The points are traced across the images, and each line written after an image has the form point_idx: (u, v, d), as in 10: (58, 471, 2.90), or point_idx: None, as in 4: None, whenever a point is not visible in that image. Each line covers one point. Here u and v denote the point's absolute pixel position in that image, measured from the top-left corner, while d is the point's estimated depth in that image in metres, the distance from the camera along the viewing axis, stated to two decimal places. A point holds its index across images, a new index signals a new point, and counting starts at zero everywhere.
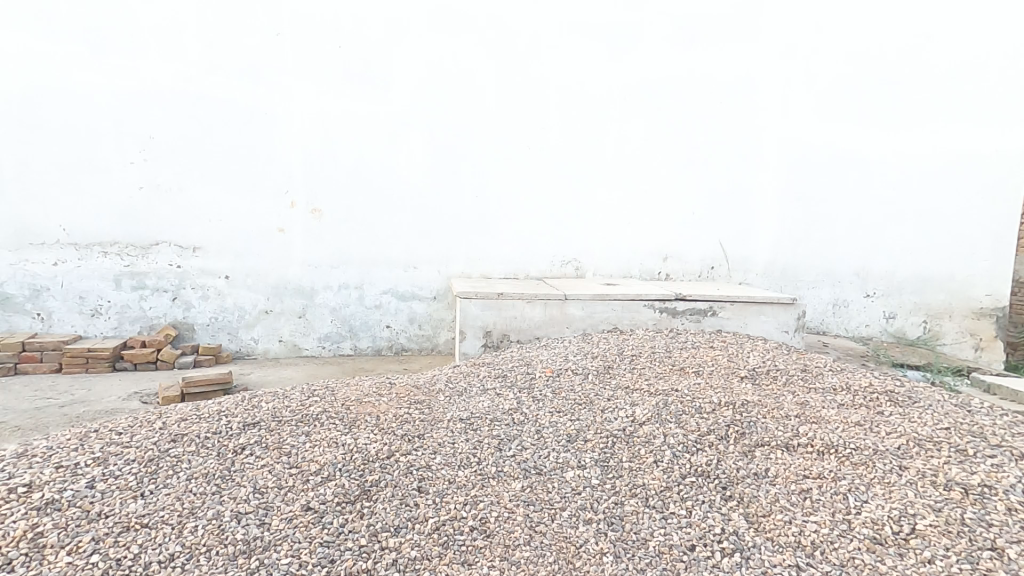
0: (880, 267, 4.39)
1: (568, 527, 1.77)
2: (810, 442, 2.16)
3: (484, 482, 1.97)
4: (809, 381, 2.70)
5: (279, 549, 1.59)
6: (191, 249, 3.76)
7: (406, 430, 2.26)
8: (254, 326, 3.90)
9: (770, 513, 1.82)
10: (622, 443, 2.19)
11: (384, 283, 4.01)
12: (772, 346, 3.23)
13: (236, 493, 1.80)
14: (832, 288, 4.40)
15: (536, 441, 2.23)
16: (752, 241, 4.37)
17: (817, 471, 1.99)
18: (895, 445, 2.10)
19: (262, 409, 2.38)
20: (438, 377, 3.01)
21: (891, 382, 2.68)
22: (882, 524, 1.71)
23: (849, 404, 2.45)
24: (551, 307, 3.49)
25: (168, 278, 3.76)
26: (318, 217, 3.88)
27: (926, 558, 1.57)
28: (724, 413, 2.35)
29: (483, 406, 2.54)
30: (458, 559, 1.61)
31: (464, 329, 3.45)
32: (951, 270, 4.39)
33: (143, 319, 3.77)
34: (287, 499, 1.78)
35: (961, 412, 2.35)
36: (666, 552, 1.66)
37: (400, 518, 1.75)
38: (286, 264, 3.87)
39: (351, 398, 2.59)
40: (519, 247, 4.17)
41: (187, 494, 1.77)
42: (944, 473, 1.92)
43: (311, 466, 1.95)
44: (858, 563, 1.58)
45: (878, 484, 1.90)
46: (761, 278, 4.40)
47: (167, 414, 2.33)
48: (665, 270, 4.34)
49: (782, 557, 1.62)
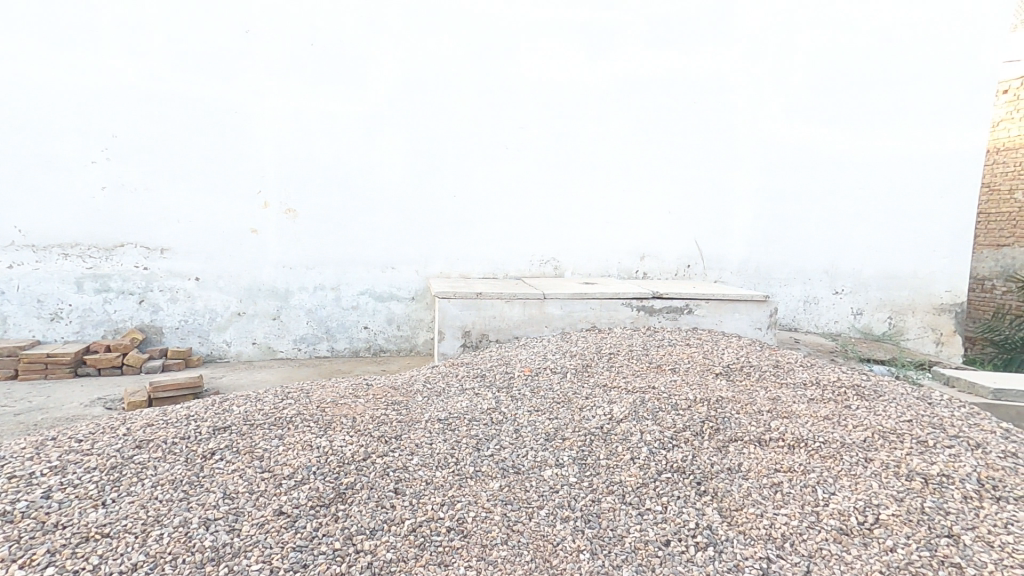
0: (850, 264, 4.50)
1: (545, 525, 1.78)
2: (781, 436, 2.20)
3: (462, 482, 1.97)
4: (780, 376, 2.75)
5: (249, 555, 1.56)
6: (158, 251, 3.66)
7: (383, 431, 2.25)
8: (226, 329, 3.82)
9: (742, 507, 1.85)
10: (601, 441, 2.21)
11: (361, 284, 3.96)
12: (745, 342, 3.29)
13: (204, 499, 1.76)
14: (803, 285, 4.50)
15: (514, 440, 2.24)
16: (727, 240, 4.44)
17: (788, 464, 2.04)
18: (861, 437, 2.16)
19: (233, 412, 2.33)
20: (416, 378, 2.99)
21: (858, 376, 2.76)
22: (848, 515, 1.76)
23: (818, 398, 2.51)
24: (530, 306, 3.50)
25: (133, 280, 3.66)
26: (293, 218, 3.82)
27: (888, 547, 1.62)
28: (700, 410, 2.38)
29: (461, 406, 2.54)
30: (436, 560, 1.61)
31: (442, 329, 3.43)
32: (915, 267, 4.53)
33: (106, 323, 3.66)
34: (258, 504, 1.76)
35: (922, 405, 2.42)
36: (642, 548, 1.68)
37: (375, 520, 1.74)
38: (260, 266, 3.80)
39: (326, 400, 2.55)
40: (498, 247, 4.17)
41: (152, 502, 1.73)
42: (906, 463, 1.98)
43: (285, 470, 1.93)
44: (825, 554, 1.63)
45: (845, 476, 1.95)
46: (736, 276, 4.48)
47: (131, 419, 2.26)
48: (642, 269, 4.38)
49: (753, 550, 1.66)
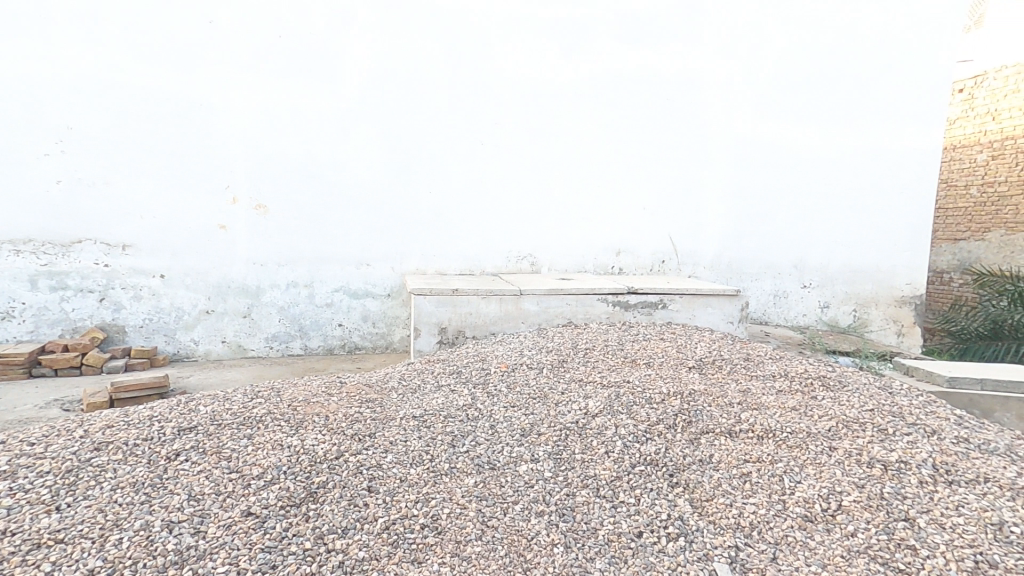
0: (819, 259, 4.62)
1: (520, 520, 1.78)
2: (751, 427, 2.25)
3: (437, 479, 1.96)
4: (751, 369, 2.81)
5: (215, 557, 1.52)
6: (119, 248, 3.56)
7: (356, 429, 2.22)
8: (194, 327, 3.73)
9: (713, 497, 1.88)
10: (576, 435, 2.23)
11: (336, 281, 3.91)
12: (718, 336, 3.35)
13: (168, 502, 1.71)
14: (773, 280, 4.59)
15: (489, 436, 2.24)
16: (700, 236, 4.51)
17: (756, 454, 2.08)
18: (826, 427, 2.21)
19: (200, 412, 2.28)
20: (392, 375, 2.96)
21: (824, 368, 2.83)
22: (813, 503, 1.80)
23: (786, 390, 2.57)
24: (506, 302, 3.50)
25: (93, 278, 3.55)
26: (263, 214, 3.74)
27: (850, 532, 1.67)
28: (673, 403, 2.42)
29: (436, 403, 2.52)
30: (409, 557, 1.60)
31: (417, 326, 3.41)
32: (877, 261, 4.67)
33: (64, 322, 3.54)
34: (225, 505, 1.72)
35: (883, 394, 2.50)
36: (614, 540, 1.70)
37: (347, 519, 1.72)
38: (229, 263, 3.72)
39: (298, 398, 2.51)
40: (475, 243, 4.16)
41: (111, 505, 1.67)
42: (867, 451, 2.04)
43: (254, 470, 1.89)
44: (790, 540, 1.67)
45: (810, 465, 2.00)
46: (709, 272, 4.55)
47: (89, 421, 2.19)
48: (617, 264, 4.42)
49: (723, 539, 1.69)
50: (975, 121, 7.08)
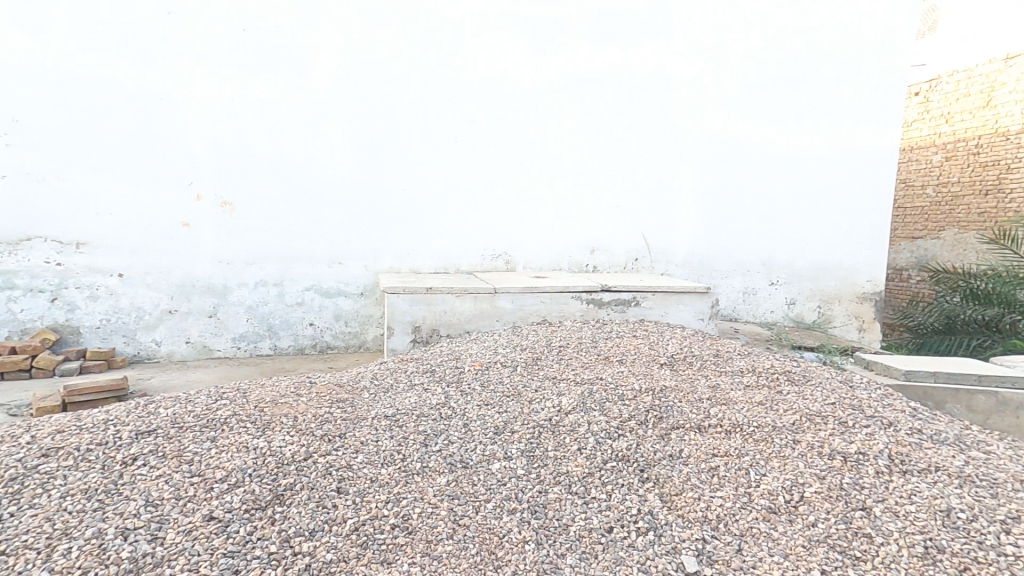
0: (784, 257, 4.73)
1: (492, 518, 1.77)
2: (719, 422, 2.28)
3: (408, 478, 1.94)
4: (720, 365, 2.86)
5: (173, 564, 1.48)
6: (72, 245, 3.43)
7: (326, 429, 2.18)
8: (156, 327, 3.62)
9: (682, 491, 1.90)
10: (549, 433, 2.23)
11: (307, 279, 3.84)
12: (689, 333, 3.40)
13: (123, 508, 1.65)
14: (742, 277, 4.69)
15: (462, 435, 2.23)
16: (672, 234, 4.57)
17: (724, 449, 2.11)
18: (791, 420, 2.27)
19: (159, 415, 2.20)
20: (364, 375, 2.92)
21: (790, 363, 2.90)
22: (776, 494, 1.84)
23: (753, 385, 2.63)
24: (481, 300, 3.48)
25: (44, 277, 3.41)
26: (229, 211, 3.65)
27: (811, 522, 1.71)
28: (644, 399, 2.44)
29: (409, 402, 2.50)
30: (378, 559, 1.57)
31: (391, 324, 3.37)
32: (840, 258, 4.80)
33: (13, 323, 3.39)
34: (185, 510, 1.67)
35: (844, 388, 2.58)
36: (585, 536, 1.71)
37: (315, 521, 1.69)
38: (193, 261, 3.62)
39: (265, 399, 2.45)
40: (450, 241, 4.13)
41: (60, 514, 1.61)
42: (829, 443, 2.09)
43: (217, 474, 1.84)
44: (754, 532, 1.70)
45: (775, 457, 2.05)
46: (681, 269, 4.62)
47: (38, 426, 2.11)
48: (592, 262, 4.45)
49: (690, 532, 1.71)
50: (929, 122, 7.35)
